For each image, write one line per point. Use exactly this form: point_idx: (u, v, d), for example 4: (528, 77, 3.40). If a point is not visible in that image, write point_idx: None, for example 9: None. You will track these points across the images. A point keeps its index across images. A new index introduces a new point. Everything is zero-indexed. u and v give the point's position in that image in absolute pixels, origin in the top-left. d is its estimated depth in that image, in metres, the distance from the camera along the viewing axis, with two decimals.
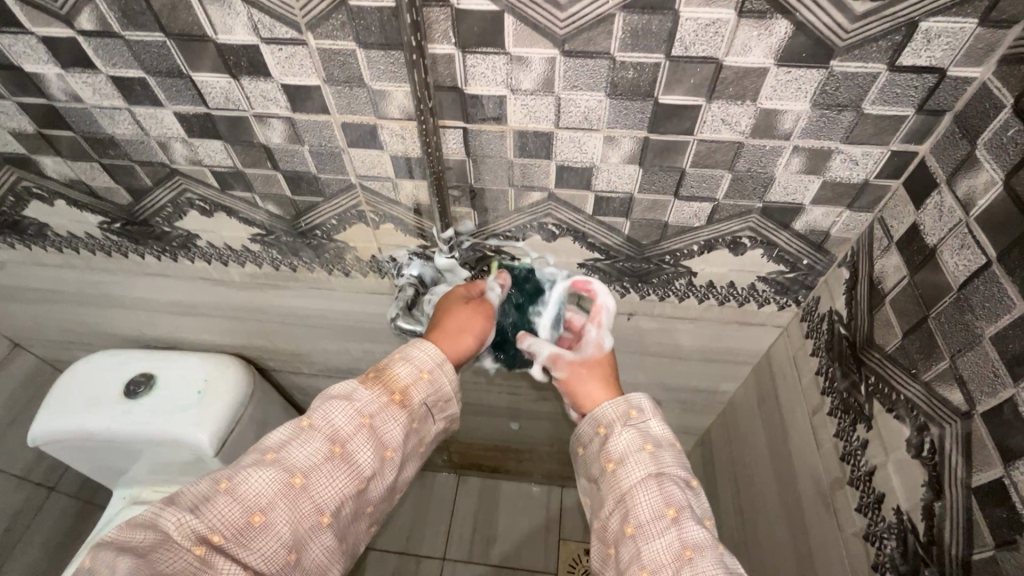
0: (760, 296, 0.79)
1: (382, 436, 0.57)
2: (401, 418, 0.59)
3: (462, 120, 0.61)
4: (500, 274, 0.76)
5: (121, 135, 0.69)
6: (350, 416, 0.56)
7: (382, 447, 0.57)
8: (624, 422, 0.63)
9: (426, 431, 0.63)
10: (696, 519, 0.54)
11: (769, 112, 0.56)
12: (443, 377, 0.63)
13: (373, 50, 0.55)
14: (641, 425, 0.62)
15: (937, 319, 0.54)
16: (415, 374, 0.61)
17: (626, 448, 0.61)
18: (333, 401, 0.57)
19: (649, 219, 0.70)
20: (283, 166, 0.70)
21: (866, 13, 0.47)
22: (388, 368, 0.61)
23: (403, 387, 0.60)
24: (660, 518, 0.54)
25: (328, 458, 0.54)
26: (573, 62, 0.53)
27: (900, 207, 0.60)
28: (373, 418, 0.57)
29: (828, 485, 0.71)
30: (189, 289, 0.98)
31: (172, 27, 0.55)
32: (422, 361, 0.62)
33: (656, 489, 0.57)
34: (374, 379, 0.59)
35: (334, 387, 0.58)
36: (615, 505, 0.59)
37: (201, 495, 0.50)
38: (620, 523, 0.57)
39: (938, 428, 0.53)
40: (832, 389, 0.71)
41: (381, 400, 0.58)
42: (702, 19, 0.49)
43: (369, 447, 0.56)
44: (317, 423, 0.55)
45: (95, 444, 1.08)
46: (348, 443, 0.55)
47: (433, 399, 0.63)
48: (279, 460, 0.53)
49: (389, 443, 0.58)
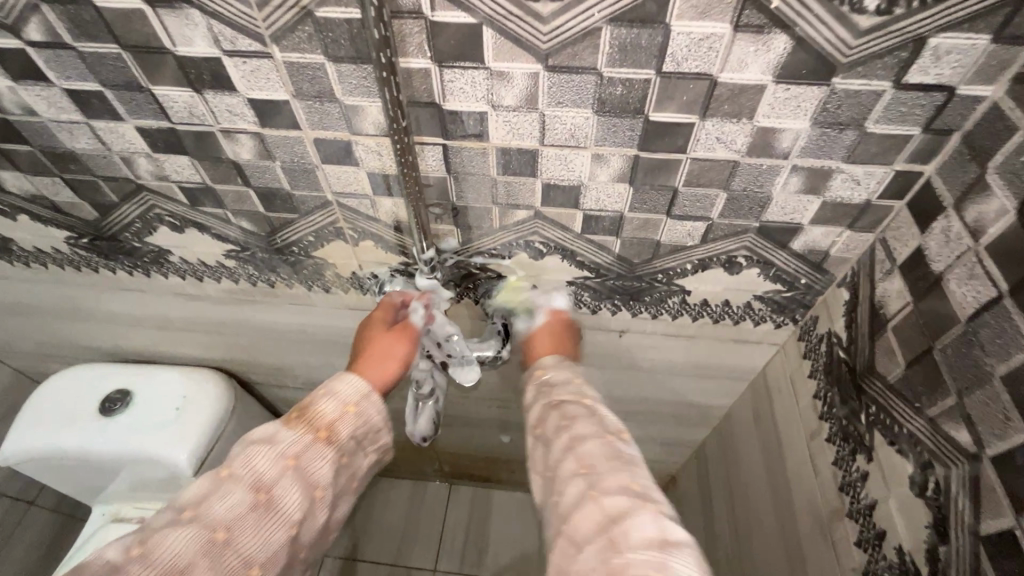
0: (757, 315, 0.76)
1: (311, 476, 0.56)
2: (329, 455, 0.57)
3: (442, 136, 0.57)
4: (423, 291, 0.72)
5: (82, 150, 0.65)
6: (272, 459, 0.54)
7: (312, 488, 0.55)
8: (539, 390, 0.62)
9: (357, 464, 0.62)
10: (592, 428, 0.54)
11: (766, 130, 0.52)
12: (371, 409, 0.62)
13: (344, 64, 0.51)
14: (552, 383, 0.62)
15: (942, 351, 0.51)
16: (341, 409, 0.60)
17: (540, 406, 0.59)
18: (253, 446, 0.54)
19: (641, 237, 0.67)
20: (254, 182, 0.66)
21: (870, 29, 0.44)
22: (312, 406, 0.59)
23: (329, 423, 0.59)
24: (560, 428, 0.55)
25: (252, 508, 0.51)
26: (557, 78, 0.50)
27: (904, 229, 0.57)
28: (298, 458, 0.55)
29: (826, 515, 0.68)
30: (165, 304, 0.94)
31: (126, 38, 0.51)
32: (348, 394, 0.61)
33: (569, 449, 0.53)
34: (298, 418, 0.58)
35: (255, 432, 0.56)
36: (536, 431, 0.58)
37: (110, 564, 0.45)
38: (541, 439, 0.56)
39: (943, 468, 0.50)
40: (830, 415, 0.68)
41: (306, 439, 0.56)
42: (695, 34, 0.45)
43: (297, 490, 0.54)
44: (238, 471, 0.53)
45: (70, 463, 1.04)
46: (272, 489, 0.53)
47: (362, 432, 0.62)
48: (197, 517, 0.49)
49: (320, 483, 0.56)
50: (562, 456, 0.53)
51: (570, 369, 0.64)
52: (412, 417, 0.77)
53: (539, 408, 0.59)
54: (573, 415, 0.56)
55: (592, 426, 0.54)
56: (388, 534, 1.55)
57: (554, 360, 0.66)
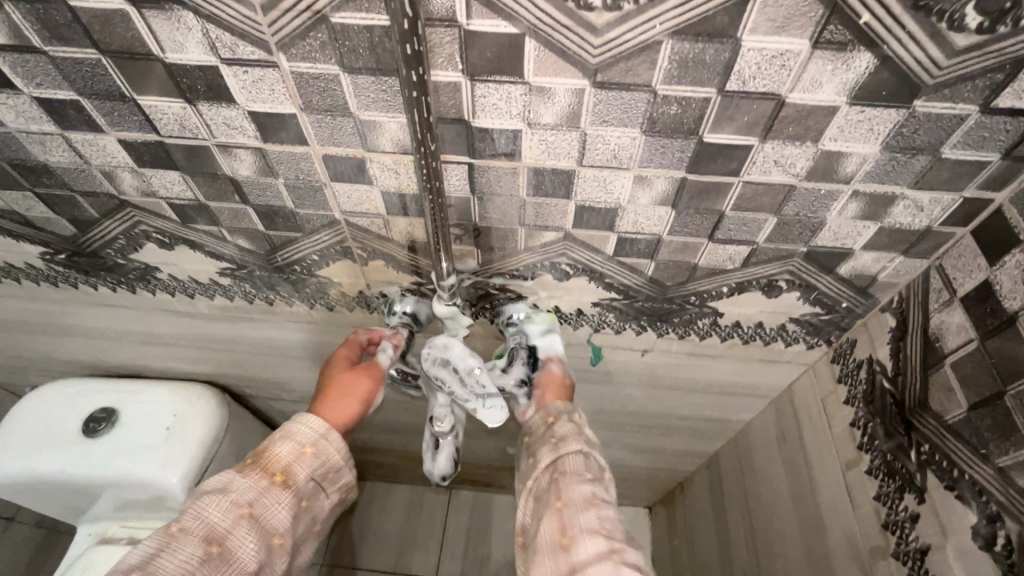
0: (790, 336, 0.72)
1: (268, 523, 0.54)
2: (285, 500, 0.55)
3: (468, 155, 0.51)
4: (394, 333, 0.70)
5: (56, 163, 0.58)
6: (224, 508, 0.52)
7: (268, 535, 0.53)
8: (575, 432, 0.59)
9: (319, 506, 0.60)
10: (607, 488, 0.54)
11: (831, 154, 0.47)
12: (329, 448, 0.60)
13: (361, 75, 0.45)
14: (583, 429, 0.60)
15: (1016, 396, 0.48)
16: (297, 450, 0.58)
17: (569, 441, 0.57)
18: (206, 496, 0.53)
19: (677, 260, 0.62)
20: (253, 200, 0.60)
21: (967, 48, 0.39)
22: (267, 450, 0.57)
23: (284, 467, 0.57)
24: (578, 476, 0.54)
25: (203, 562, 0.49)
26: (605, 95, 0.44)
27: (967, 258, 0.53)
28: (252, 507, 0.53)
29: (866, 551, 0.66)
30: (151, 321, 0.87)
31: (106, 43, 0.44)
32: (305, 435, 0.59)
33: (590, 505, 0.51)
34: (252, 464, 0.56)
35: (207, 481, 0.54)
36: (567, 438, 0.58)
37: None
38: (580, 469, 0.54)
39: (1016, 523, 0.48)
40: (871, 447, 0.65)
41: (260, 485, 0.55)
42: (768, 50, 0.40)
43: (252, 540, 0.52)
44: (188, 526, 0.50)
45: (51, 488, 0.96)
46: (226, 540, 0.51)
47: (321, 473, 0.59)
48: None
49: (276, 529, 0.54)
50: (586, 506, 0.51)
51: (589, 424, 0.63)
52: (430, 455, 0.70)
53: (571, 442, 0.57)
54: (597, 474, 0.54)
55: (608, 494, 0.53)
56: (387, 541, 1.48)
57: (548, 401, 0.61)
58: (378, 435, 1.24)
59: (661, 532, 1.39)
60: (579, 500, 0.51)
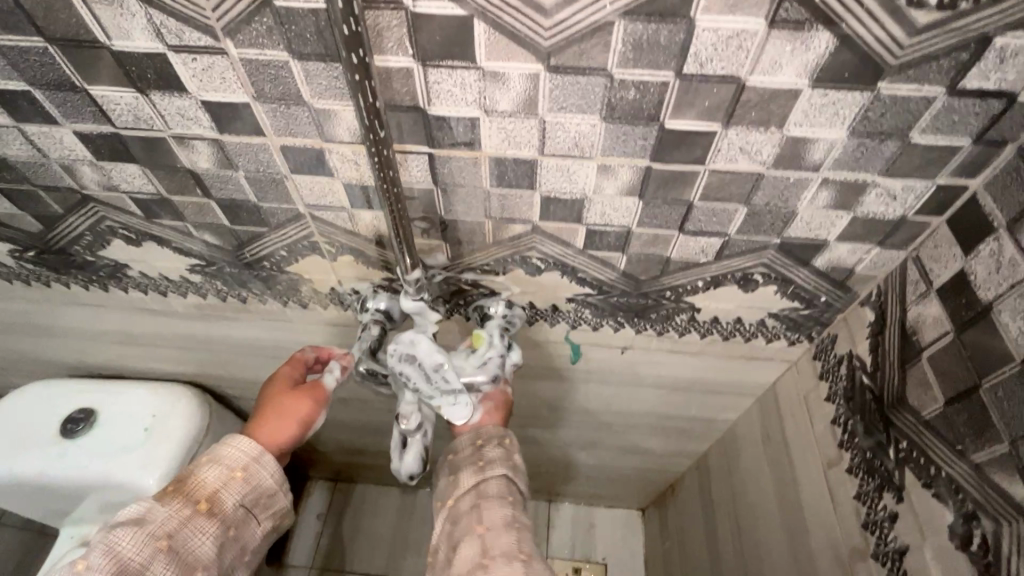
0: (770, 332, 0.70)
1: (189, 554, 0.56)
2: (209, 529, 0.58)
3: (427, 144, 0.50)
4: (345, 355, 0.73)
5: (15, 157, 0.57)
6: (140, 542, 0.53)
7: (190, 567, 0.55)
8: (504, 448, 0.61)
9: (248, 535, 0.63)
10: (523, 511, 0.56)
11: (797, 141, 0.46)
12: (260, 472, 0.63)
13: (310, 62, 0.44)
14: (518, 462, 0.61)
15: (992, 390, 0.46)
16: (224, 476, 0.61)
17: (494, 457, 0.60)
18: (121, 529, 0.54)
19: (649, 253, 0.60)
20: (215, 193, 0.59)
21: (929, 26, 0.37)
22: (193, 476, 0.60)
23: (209, 493, 0.59)
24: (499, 501, 0.55)
25: None
26: (560, 80, 0.43)
27: (942, 248, 0.51)
28: (171, 538, 0.55)
29: (847, 552, 0.64)
30: (125, 320, 0.87)
31: (51, 30, 0.43)
32: (234, 459, 0.62)
33: (509, 528, 0.52)
34: (174, 493, 0.58)
35: (124, 513, 0.55)
36: (492, 450, 0.60)
37: None
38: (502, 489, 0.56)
39: (993, 523, 0.46)
40: (852, 445, 0.63)
41: (182, 514, 0.57)
42: (723, 31, 0.39)
43: (170, 572, 0.54)
44: (98, 561, 0.51)
45: (28, 489, 0.95)
46: None
47: (251, 498, 0.62)
48: None
49: (200, 560, 0.56)
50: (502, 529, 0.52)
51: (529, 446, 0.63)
52: (398, 453, 0.68)
53: (499, 471, 0.58)
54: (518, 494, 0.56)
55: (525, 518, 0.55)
56: (375, 544, 1.47)
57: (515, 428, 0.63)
58: (362, 437, 1.23)
59: (653, 535, 1.36)
60: (500, 524, 0.52)
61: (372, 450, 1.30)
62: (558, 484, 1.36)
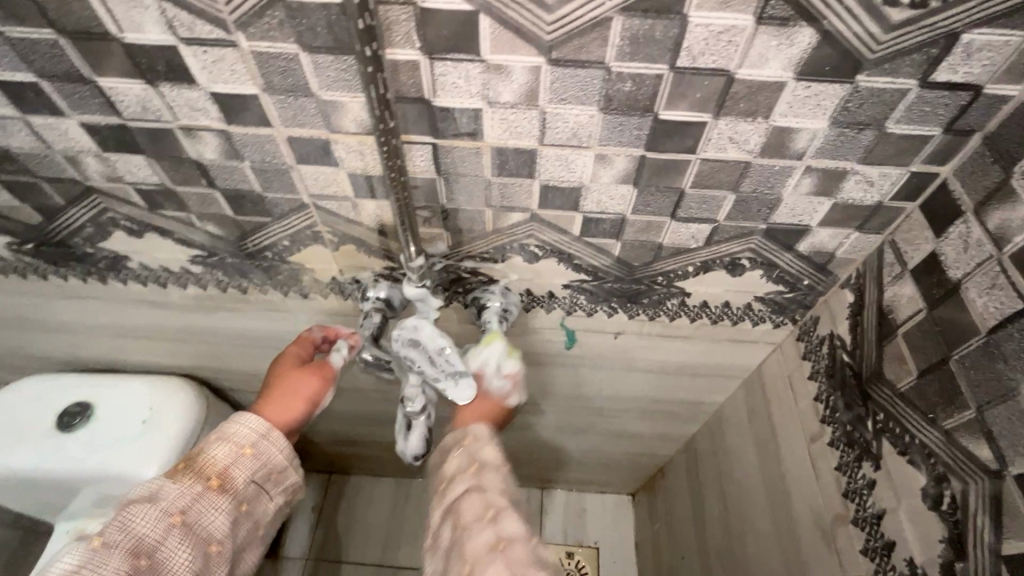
0: (756, 315, 0.74)
1: (203, 529, 0.58)
2: (222, 504, 0.60)
3: (431, 135, 0.52)
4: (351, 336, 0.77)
5: (19, 148, 0.58)
6: (154, 519, 0.55)
7: (205, 542, 0.58)
8: (469, 465, 0.59)
9: (261, 509, 0.65)
10: (514, 515, 0.54)
11: (781, 130, 0.49)
12: (269, 449, 0.66)
13: (320, 54, 0.45)
14: (486, 462, 0.59)
15: (960, 361, 0.50)
16: (234, 453, 0.63)
17: (460, 477, 0.58)
18: (135, 507, 0.56)
19: (642, 240, 0.63)
20: (220, 183, 0.60)
21: (902, 23, 0.40)
22: (203, 454, 0.62)
23: (221, 470, 0.62)
24: (478, 520, 0.53)
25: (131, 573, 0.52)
26: (560, 73, 0.45)
27: (915, 232, 0.55)
28: (184, 514, 0.57)
29: (828, 521, 0.68)
30: (123, 313, 0.87)
31: (63, 22, 0.44)
32: (243, 437, 0.64)
33: (496, 551, 0.50)
34: (186, 470, 0.60)
35: (137, 491, 0.58)
36: (458, 471, 0.59)
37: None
38: (479, 509, 0.54)
39: (961, 483, 0.50)
40: (833, 419, 0.67)
41: (194, 491, 0.59)
42: (714, 26, 0.41)
43: (184, 547, 0.56)
44: (113, 538, 0.54)
45: (26, 483, 0.95)
46: (155, 552, 0.54)
47: (262, 474, 0.65)
48: None
49: (214, 535, 0.59)
50: (489, 555, 0.50)
51: (497, 443, 0.63)
52: (403, 435, 0.70)
53: (464, 492, 0.56)
54: (499, 507, 0.54)
55: (519, 526, 0.53)
56: (371, 534, 1.48)
57: (485, 430, 0.63)
58: (358, 427, 1.25)
59: (643, 518, 1.41)
60: (483, 550, 0.50)
61: (367, 441, 1.31)
62: (551, 470, 1.39)
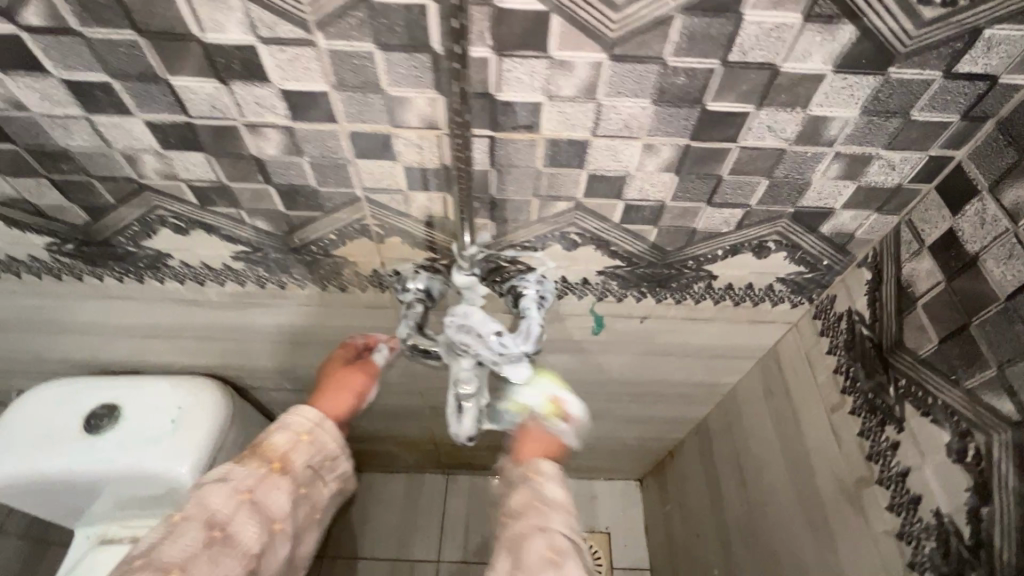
0: (777, 296, 0.79)
1: (268, 508, 0.60)
2: (284, 487, 0.61)
3: (490, 128, 0.55)
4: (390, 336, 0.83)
5: (77, 147, 0.59)
6: (225, 496, 0.57)
7: (270, 520, 0.59)
8: (533, 501, 0.62)
9: (317, 494, 0.66)
10: (571, 560, 0.57)
11: (817, 119, 0.53)
12: (325, 437, 0.67)
13: (395, 52, 0.48)
14: (547, 499, 0.63)
15: (980, 325, 0.55)
16: (293, 439, 0.64)
17: (524, 513, 0.61)
18: (207, 487, 0.58)
19: (678, 226, 0.67)
20: (276, 179, 0.62)
21: (932, 20, 0.45)
22: (265, 441, 0.63)
23: (281, 454, 0.63)
24: (542, 560, 0.57)
25: (207, 544, 0.55)
26: (620, 68, 0.49)
27: (932, 211, 0.60)
28: (252, 492, 0.59)
29: (852, 484, 0.73)
30: (155, 312, 0.88)
31: (146, 24, 0.46)
32: (299, 424, 0.66)
33: None
34: (251, 454, 0.62)
35: (209, 472, 0.59)
36: (521, 503, 0.62)
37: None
38: (541, 550, 0.57)
39: (984, 435, 0.55)
40: (853, 389, 0.72)
41: (259, 472, 0.60)
42: (766, 24, 0.45)
43: (252, 523, 0.58)
44: (190, 513, 0.56)
45: (55, 487, 0.94)
46: (227, 525, 0.56)
47: (319, 460, 0.66)
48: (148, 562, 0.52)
49: (277, 515, 0.60)
50: None
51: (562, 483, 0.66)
52: (454, 419, 0.72)
53: (530, 528, 0.59)
54: (562, 550, 0.58)
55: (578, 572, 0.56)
56: (386, 529, 1.50)
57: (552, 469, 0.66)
58: (378, 422, 1.26)
59: (653, 501, 1.45)
60: None
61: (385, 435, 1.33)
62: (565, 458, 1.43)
